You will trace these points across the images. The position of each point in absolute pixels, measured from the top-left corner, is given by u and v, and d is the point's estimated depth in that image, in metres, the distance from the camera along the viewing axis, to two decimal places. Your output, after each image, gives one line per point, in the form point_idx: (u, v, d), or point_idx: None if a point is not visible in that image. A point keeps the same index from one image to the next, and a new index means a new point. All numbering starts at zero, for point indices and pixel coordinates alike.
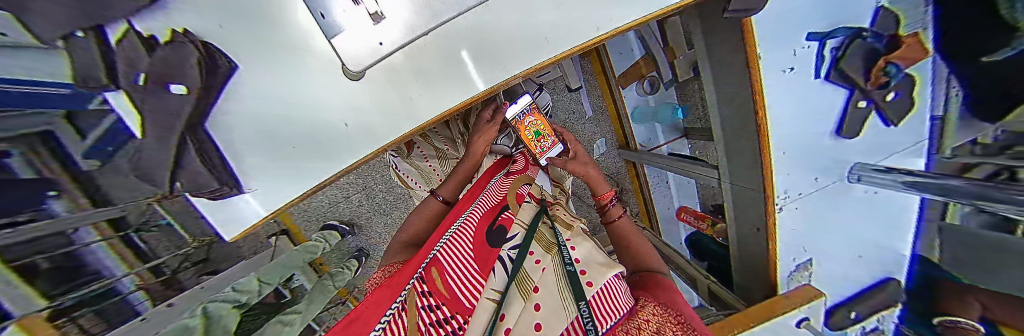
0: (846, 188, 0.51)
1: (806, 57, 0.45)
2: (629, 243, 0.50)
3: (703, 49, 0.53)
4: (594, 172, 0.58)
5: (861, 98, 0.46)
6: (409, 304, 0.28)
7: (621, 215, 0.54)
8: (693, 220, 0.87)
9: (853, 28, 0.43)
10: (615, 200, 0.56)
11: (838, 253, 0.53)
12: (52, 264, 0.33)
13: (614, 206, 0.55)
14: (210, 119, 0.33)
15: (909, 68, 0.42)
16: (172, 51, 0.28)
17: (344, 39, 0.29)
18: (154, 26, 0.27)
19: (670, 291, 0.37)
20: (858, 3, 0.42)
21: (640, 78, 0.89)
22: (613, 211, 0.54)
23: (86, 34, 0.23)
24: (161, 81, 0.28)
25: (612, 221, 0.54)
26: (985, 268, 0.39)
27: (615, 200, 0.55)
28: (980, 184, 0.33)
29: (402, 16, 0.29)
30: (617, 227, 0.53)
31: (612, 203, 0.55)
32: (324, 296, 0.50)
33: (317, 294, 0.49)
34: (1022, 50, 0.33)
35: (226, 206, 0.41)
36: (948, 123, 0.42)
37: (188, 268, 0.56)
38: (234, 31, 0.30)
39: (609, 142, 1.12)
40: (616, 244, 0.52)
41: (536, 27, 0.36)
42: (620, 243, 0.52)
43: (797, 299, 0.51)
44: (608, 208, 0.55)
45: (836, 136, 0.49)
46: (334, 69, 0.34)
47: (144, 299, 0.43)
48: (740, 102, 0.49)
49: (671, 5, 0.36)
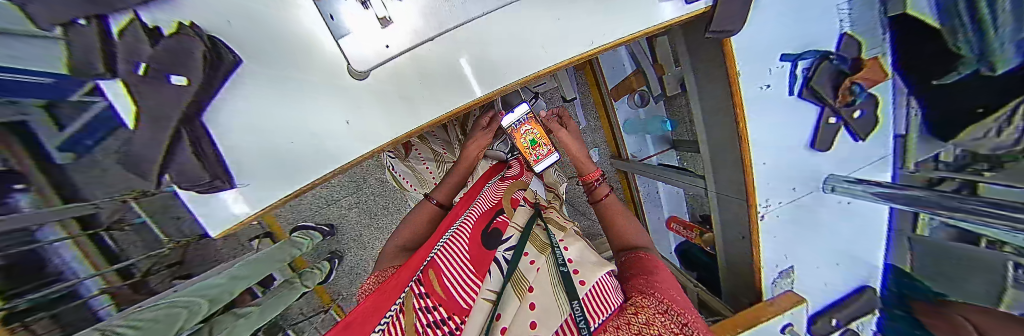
0: (822, 198, 0.55)
1: (781, 75, 0.48)
2: (617, 227, 0.52)
3: (688, 66, 0.56)
4: (580, 152, 0.60)
5: (832, 115, 0.50)
6: (407, 306, 0.29)
7: (607, 193, 0.56)
8: (683, 230, 0.89)
9: (821, 51, 0.47)
10: (601, 178, 0.58)
11: (820, 261, 0.57)
12: (10, 263, 0.30)
13: (600, 184, 0.56)
14: (207, 112, 0.33)
15: (873, 88, 0.47)
16: (174, 41, 0.27)
17: (352, 41, 0.30)
18: (161, 19, 0.28)
19: (653, 275, 0.39)
20: (825, 28, 0.47)
21: (631, 92, 0.93)
22: (600, 190, 0.56)
23: (89, 22, 0.24)
24: (161, 72, 0.27)
25: (600, 200, 0.56)
26: (954, 277, 0.46)
27: (600, 178, 0.57)
28: (941, 194, 0.38)
29: (409, 23, 0.31)
30: (605, 204, 0.55)
31: (599, 182, 0.57)
32: (280, 304, 0.53)
33: (275, 301, 0.52)
34: (966, 74, 0.40)
35: (215, 203, 0.39)
36: (908, 141, 0.49)
37: (160, 271, 0.53)
38: (241, 28, 0.31)
39: (602, 151, 1.15)
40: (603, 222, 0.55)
41: (534, 40, 0.38)
42: (606, 221, 0.55)
43: (781, 306, 0.53)
44: (595, 187, 0.57)
45: (810, 148, 0.52)
46: (339, 69, 0.35)
47: (108, 304, 0.39)
48: (723, 116, 0.52)
49: (658, 24, 0.40)
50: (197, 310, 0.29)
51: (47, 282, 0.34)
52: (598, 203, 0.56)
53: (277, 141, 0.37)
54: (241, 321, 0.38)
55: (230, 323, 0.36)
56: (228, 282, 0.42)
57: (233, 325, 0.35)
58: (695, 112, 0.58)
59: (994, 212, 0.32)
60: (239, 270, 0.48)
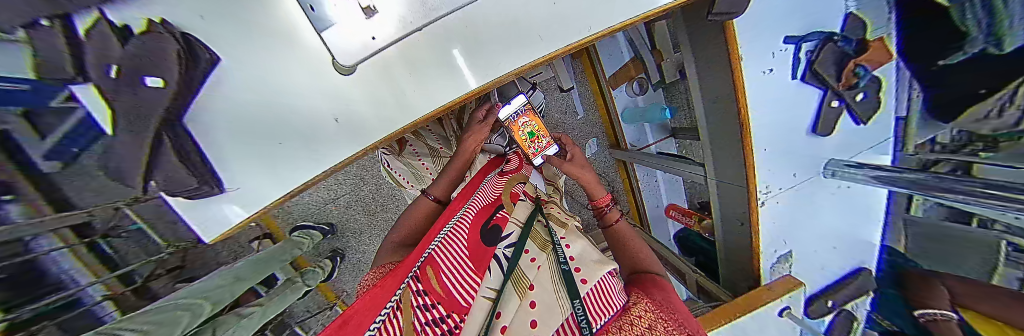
0: (822, 183, 0.55)
1: (784, 59, 0.47)
2: (629, 249, 0.50)
3: (688, 51, 0.54)
4: (589, 175, 0.58)
5: (834, 98, 0.49)
6: (403, 303, 0.28)
7: (618, 220, 0.54)
8: (681, 217, 0.90)
9: (825, 33, 0.46)
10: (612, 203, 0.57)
11: (818, 245, 0.57)
12: (6, 275, 0.29)
13: (610, 210, 0.55)
14: (188, 114, 0.31)
15: (877, 71, 0.46)
16: (151, 43, 0.26)
17: (335, 32, 0.28)
18: (129, 17, 0.25)
19: (665, 291, 0.39)
20: (831, 8, 0.45)
21: (630, 80, 0.91)
22: (611, 215, 0.55)
23: (52, 23, 0.21)
24: (136, 73, 0.26)
25: (610, 226, 0.54)
26: (949, 256, 0.46)
27: (612, 204, 0.55)
28: (939, 177, 0.38)
29: (396, 11, 0.29)
30: (616, 232, 0.53)
31: (609, 207, 0.55)
32: (283, 303, 0.54)
33: (279, 301, 0.53)
34: (973, 53, 0.38)
35: (204, 207, 0.39)
36: (910, 122, 0.48)
37: (162, 276, 0.53)
38: (216, 23, 0.29)
39: (600, 142, 1.13)
40: (613, 245, 0.53)
41: (531, 26, 0.37)
42: (618, 247, 0.52)
43: (779, 290, 0.54)
44: (606, 213, 0.55)
45: (812, 133, 0.52)
46: (322, 64, 0.33)
47: (113, 310, 0.39)
48: (724, 102, 0.51)
49: (658, 7, 0.38)
50: (201, 312, 0.29)
51: (48, 292, 0.33)
52: (609, 229, 0.54)
53: (267, 142, 0.36)
54: (244, 320, 0.38)
55: (233, 324, 0.35)
56: (230, 282, 0.42)
57: (237, 325, 0.35)
58: (695, 98, 0.57)
59: (985, 194, 0.32)
60: (239, 269, 0.48)
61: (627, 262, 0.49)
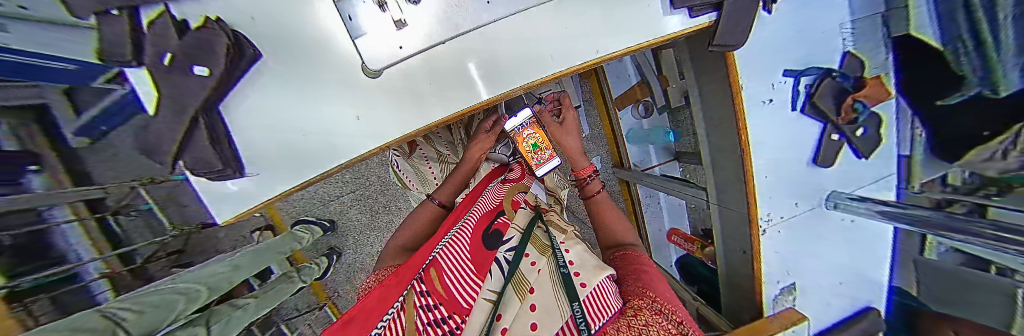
0: (825, 214, 0.54)
1: (783, 90, 0.49)
2: (609, 222, 0.55)
3: (692, 79, 0.57)
4: (573, 146, 0.62)
5: (834, 131, 0.50)
6: (407, 303, 0.29)
7: (598, 190, 0.58)
8: (683, 243, 0.87)
9: (824, 68, 0.48)
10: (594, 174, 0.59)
11: (821, 278, 0.56)
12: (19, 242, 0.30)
13: (592, 181, 0.58)
14: (224, 102, 0.34)
15: (876, 107, 0.48)
16: (205, 36, 0.30)
17: (366, 41, 0.32)
18: (191, 13, 0.30)
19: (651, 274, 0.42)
20: (827, 47, 0.48)
21: (635, 102, 0.94)
22: (591, 186, 0.58)
23: (121, 13, 0.26)
24: (187, 62, 0.30)
25: (590, 196, 0.58)
26: (964, 302, 0.44)
27: (593, 174, 0.58)
28: (951, 216, 0.38)
29: (424, 27, 0.33)
30: (594, 201, 0.57)
31: (591, 178, 0.58)
32: (276, 299, 0.53)
33: (273, 295, 0.53)
34: (971, 95, 0.39)
35: (219, 190, 0.40)
36: (914, 161, 0.47)
37: (162, 258, 0.49)
38: (264, 24, 0.32)
39: (604, 160, 1.16)
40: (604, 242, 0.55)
41: (542, 45, 0.39)
42: (595, 216, 0.57)
43: (782, 320, 0.52)
44: (587, 184, 0.58)
45: (813, 163, 0.52)
46: (354, 69, 0.37)
47: (107, 289, 0.36)
48: (726, 128, 0.52)
49: (664, 35, 0.41)
50: (199, 298, 0.29)
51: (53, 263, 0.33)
52: (589, 199, 0.58)
53: (290, 133, 0.38)
54: (239, 312, 0.38)
55: (228, 315, 0.35)
56: (229, 270, 0.43)
57: (232, 314, 0.36)
58: (698, 123, 0.58)
59: (997, 237, 0.33)
60: (241, 257, 0.49)
61: (608, 237, 0.54)
